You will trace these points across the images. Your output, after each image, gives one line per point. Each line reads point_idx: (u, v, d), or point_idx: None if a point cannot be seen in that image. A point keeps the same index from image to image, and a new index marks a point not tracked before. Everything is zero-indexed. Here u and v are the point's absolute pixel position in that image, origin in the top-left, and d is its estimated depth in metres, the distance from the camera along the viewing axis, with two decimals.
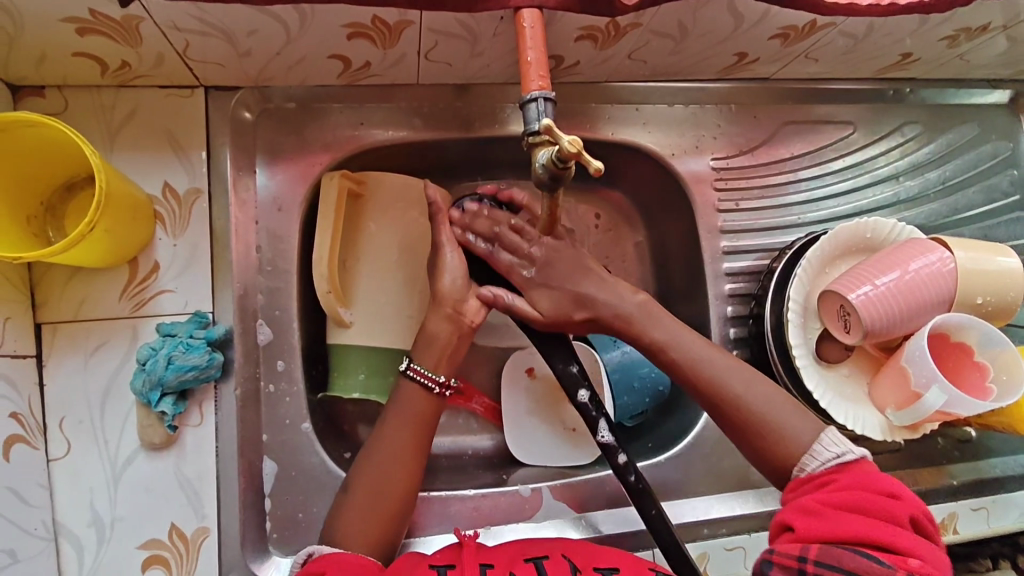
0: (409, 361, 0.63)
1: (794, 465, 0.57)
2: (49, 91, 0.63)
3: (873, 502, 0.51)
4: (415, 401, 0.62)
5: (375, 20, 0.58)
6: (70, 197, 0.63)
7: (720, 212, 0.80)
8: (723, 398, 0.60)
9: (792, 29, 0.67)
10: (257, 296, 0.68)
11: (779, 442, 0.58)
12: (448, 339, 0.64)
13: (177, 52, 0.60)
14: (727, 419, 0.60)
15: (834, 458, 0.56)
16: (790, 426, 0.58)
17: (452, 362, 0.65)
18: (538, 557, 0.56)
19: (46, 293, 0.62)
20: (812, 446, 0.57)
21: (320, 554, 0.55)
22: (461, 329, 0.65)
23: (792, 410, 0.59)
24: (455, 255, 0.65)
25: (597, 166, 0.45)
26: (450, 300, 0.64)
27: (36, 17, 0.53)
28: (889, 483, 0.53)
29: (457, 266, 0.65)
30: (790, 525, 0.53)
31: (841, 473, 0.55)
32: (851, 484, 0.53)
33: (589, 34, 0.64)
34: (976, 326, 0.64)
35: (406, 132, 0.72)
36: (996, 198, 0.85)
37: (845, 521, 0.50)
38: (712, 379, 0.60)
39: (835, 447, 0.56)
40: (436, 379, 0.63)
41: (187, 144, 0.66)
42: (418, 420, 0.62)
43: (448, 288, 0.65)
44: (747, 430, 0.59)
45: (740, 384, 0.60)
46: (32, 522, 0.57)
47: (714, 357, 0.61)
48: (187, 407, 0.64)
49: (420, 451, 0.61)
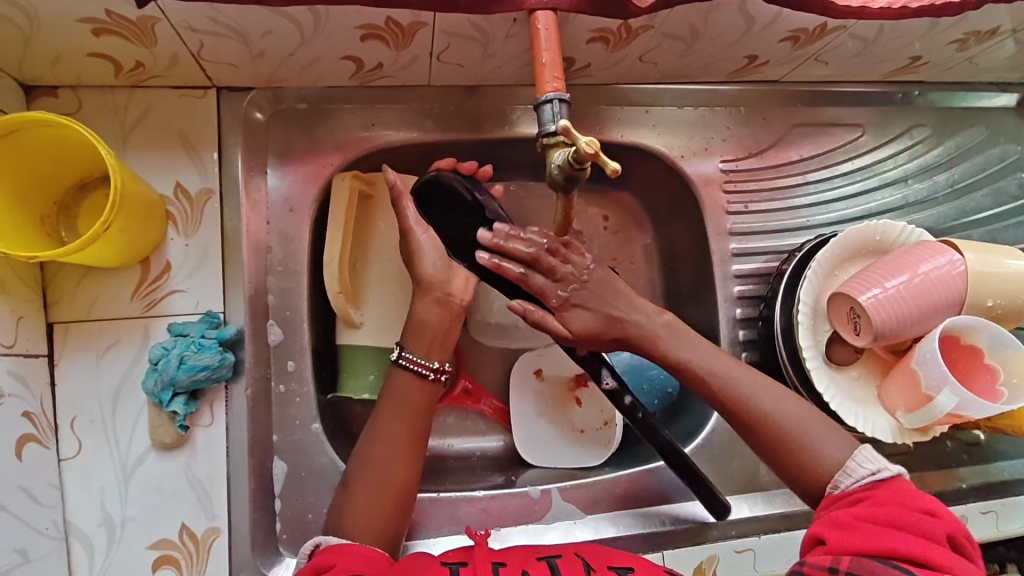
0: (401, 350, 0.63)
1: (828, 482, 0.58)
2: (62, 92, 0.63)
3: (906, 518, 0.51)
4: (409, 391, 0.62)
5: (389, 22, 0.58)
6: (83, 196, 0.63)
7: (729, 214, 0.80)
8: (758, 419, 0.60)
9: (802, 32, 0.67)
10: (269, 296, 0.68)
11: (813, 463, 0.58)
12: (438, 325, 0.64)
13: (191, 52, 0.60)
14: (757, 440, 0.60)
15: (868, 475, 0.56)
16: (820, 443, 0.59)
17: (445, 348, 0.64)
18: (551, 556, 0.56)
19: (58, 292, 0.62)
20: (845, 464, 0.57)
21: (328, 544, 0.55)
22: (451, 312, 0.65)
23: (819, 427, 0.59)
24: (429, 238, 0.65)
25: (615, 166, 0.45)
26: (438, 285, 0.65)
27: (53, 19, 0.53)
28: (924, 500, 0.53)
29: (433, 247, 0.65)
30: (822, 538, 0.53)
31: (875, 489, 0.55)
32: (886, 500, 0.53)
33: (601, 36, 0.64)
34: (985, 328, 0.64)
35: (417, 133, 0.72)
36: (1004, 201, 0.85)
37: (878, 535, 0.50)
38: (742, 401, 0.60)
39: (870, 464, 0.56)
40: (430, 365, 0.63)
41: (199, 145, 0.66)
42: (413, 413, 0.62)
43: (430, 271, 0.65)
44: (777, 449, 0.59)
45: (769, 402, 0.60)
46: (44, 522, 0.57)
47: (745, 375, 0.61)
48: (198, 407, 0.64)
49: (418, 442, 0.61)
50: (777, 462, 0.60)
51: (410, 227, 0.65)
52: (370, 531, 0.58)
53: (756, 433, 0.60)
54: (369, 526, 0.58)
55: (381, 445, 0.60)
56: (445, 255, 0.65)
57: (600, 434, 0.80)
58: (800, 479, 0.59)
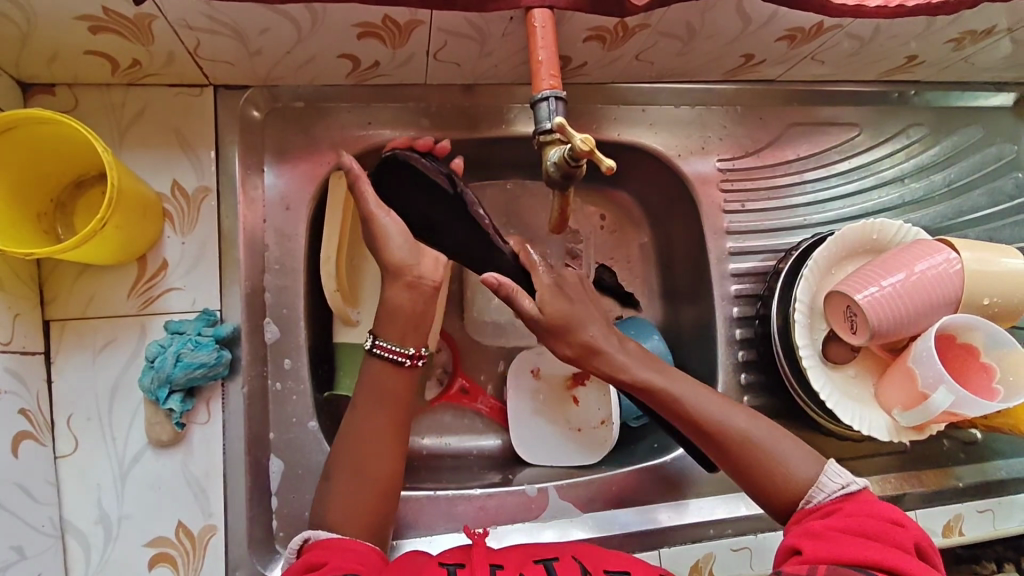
0: (375, 338, 0.62)
1: (800, 498, 0.58)
2: (59, 89, 0.64)
3: (876, 528, 0.52)
4: (387, 380, 0.61)
5: (386, 20, 0.58)
6: (79, 194, 0.63)
7: (726, 213, 0.80)
8: (731, 438, 0.60)
9: (799, 31, 0.68)
10: (265, 294, 0.68)
11: (787, 479, 0.59)
12: (411, 309, 0.62)
13: (188, 50, 0.60)
14: (730, 459, 0.60)
15: (839, 488, 0.57)
16: (793, 459, 0.59)
17: (420, 333, 0.63)
18: (548, 559, 0.56)
19: (54, 290, 0.62)
20: (816, 479, 0.58)
21: (318, 539, 0.56)
22: (422, 296, 0.62)
23: (789, 444, 0.60)
24: (391, 219, 0.62)
25: (610, 164, 0.47)
26: (408, 270, 0.62)
27: (50, 17, 0.53)
28: (890, 512, 0.55)
29: (398, 230, 0.62)
30: (797, 548, 0.53)
31: (846, 503, 0.56)
32: (857, 511, 0.54)
33: (598, 35, 0.64)
34: (981, 326, 0.64)
35: (413, 132, 0.72)
36: (1000, 200, 0.85)
37: (852, 544, 0.51)
38: (716, 421, 0.60)
39: (839, 478, 0.58)
40: (405, 352, 0.62)
41: (196, 143, 0.66)
42: (395, 402, 0.61)
43: (397, 255, 0.62)
44: (751, 467, 0.59)
45: (741, 423, 0.60)
46: (40, 519, 0.57)
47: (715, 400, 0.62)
48: (195, 404, 0.64)
49: (400, 432, 0.61)
50: (750, 481, 0.60)
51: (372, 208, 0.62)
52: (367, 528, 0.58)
53: (731, 452, 0.60)
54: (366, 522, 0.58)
55: (376, 443, 0.60)
56: (409, 237, 0.62)
57: (596, 433, 0.79)
58: (774, 497, 0.59)
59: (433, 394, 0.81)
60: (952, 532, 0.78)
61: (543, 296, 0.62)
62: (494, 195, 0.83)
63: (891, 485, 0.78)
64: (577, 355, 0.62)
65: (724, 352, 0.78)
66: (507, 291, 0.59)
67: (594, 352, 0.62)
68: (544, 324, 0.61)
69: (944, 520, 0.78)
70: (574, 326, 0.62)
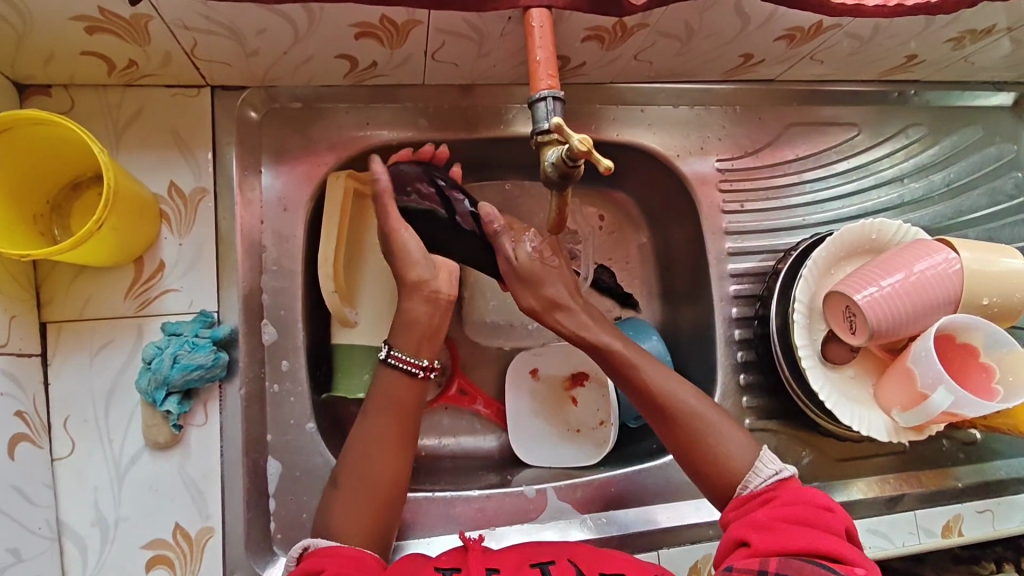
0: (390, 348, 0.62)
1: (738, 483, 0.59)
2: (55, 90, 0.63)
3: (813, 516, 0.53)
4: (395, 389, 0.61)
5: (383, 20, 0.58)
6: (75, 195, 0.62)
7: (725, 213, 0.80)
8: (679, 414, 0.61)
9: (798, 31, 0.67)
10: (263, 295, 0.68)
11: (727, 462, 0.59)
12: (428, 321, 0.63)
13: (185, 50, 0.59)
14: (675, 436, 0.61)
15: (773, 474, 0.58)
16: (735, 444, 0.60)
17: (434, 344, 0.64)
18: (544, 562, 0.56)
19: (51, 292, 0.62)
20: (754, 465, 0.59)
21: (317, 547, 0.55)
22: (440, 309, 0.64)
23: (736, 432, 0.61)
24: (411, 235, 0.63)
25: (608, 164, 0.47)
26: (426, 284, 0.63)
27: (46, 17, 0.53)
28: (821, 497, 0.56)
29: (416, 245, 0.63)
30: (744, 540, 0.53)
31: (780, 490, 0.56)
32: (793, 500, 0.55)
33: (596, 34, 0.64)
34: (981, 327, 0.64)
35: (412, 132, 0.72)
36: (1000, 200, 0.85)
37: (796, 534, 0.52)
38: (665, 394, 0.61)
39: (773, 464, 0.58)
40: (420, 364, 0.62)
41: (193, 144, 0.66)
42: (400, 410, 0.61)
43: (416, 270, 0.63)
44: (692, 445, 0.60)
45: (696, 403, 0.61)
46: (36, 522, 0.57)
47: (672, 377, 0.62)
48: (192, 406, 0.64)
49: (401, 439, 0.61)
50: (691, 460, 0.60)
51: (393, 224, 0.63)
52: (366, 528, 0.58)
53: (677, 428, 0.60)
54: (364, 523, 0.58)
55: (374, 444, 0.60)
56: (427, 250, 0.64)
57: (596, 434, 0.79)
58: (713, 478, 0.59)
59: (433, 395, 0.80)
60: (952, 532, 0.78)
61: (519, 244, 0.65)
62: (493, 196, 0.83)
63: (890, 486, 0.78)
64: (546, 308, 0.64)
65: (723, 352, 0.78)
66: (496, 225, 0.64)
67: (561, 308, 0.64)
68: (517, 270, 0.64)
69: (944, 520, 0.78)
70: (544, 278, 0.64)
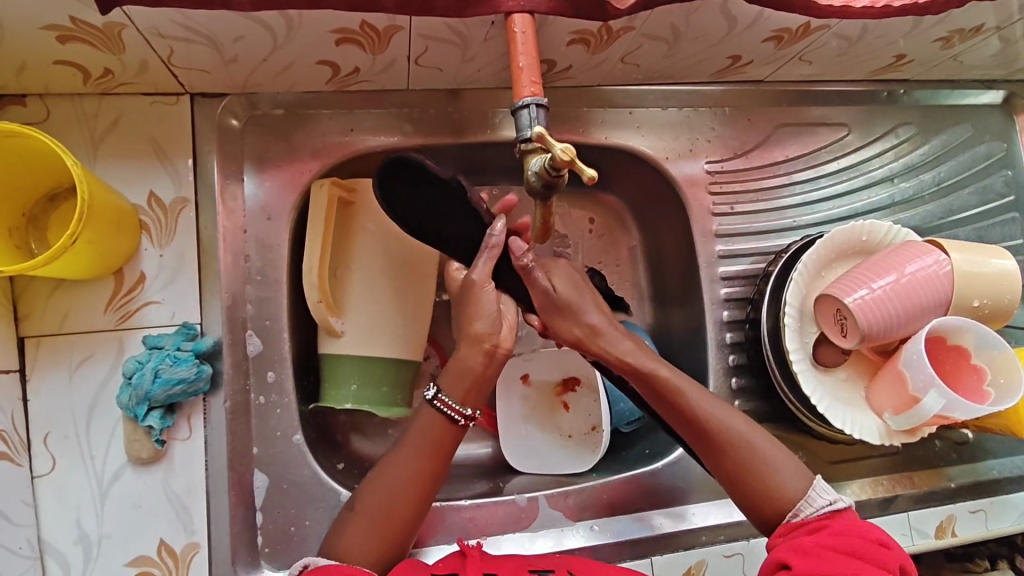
0: (436, 391, 0.59)
1: (788, 511, 0.58)
2: (30, 100, 0.62)
3: (867, 550, 0.53)
4: (431, 430, 0.59)
5: (364, 26, 0.57)
6: (53, 207, 0.61)
7: (715, 216, 0.79)
8: (727, 439, 0.60)
9: (786, 32, 0.67)
10: (247, 306, 0.67)
11: (778, 489, 0.58)
12: (482, 374, 0.60)
13: (162, 58, 0.58)
14: (727, 467, 0.60)
15: (827, 505, 0.57)
16: (784, 469, 0.59)
17: (480, 395, 0.60)
18: (544, 570, 0.56)
19: (29, 306, 0.61)
20: (806, 493, 0.58)
21: (316, 565, 0.54)
22: (496, 362, 0.60)
23: (785, 457, 0.60)
24: (493, 296, 0.59)
25: (591, 174, 0.46)
26: (488, 339, 0.59)
27: (15, 28, 0.51)
28: (877, 532, 0.55)
29: (494, 304, 0.59)
30: (785, 562, 0.53)
31: (832, 520, 0.56)
32: (845, 530, 0.54)
33: (582, 38, 0.63)
34: (972, 328, 0.64)
35: (397, 138, 0.71)
36: (991, 199, 0.85)
37: (844, 565, 0.51)
38: (717, 423, 0.60)
39: (827, 495, 0.58)
40: (463, 412, 0.59)
41: (173, 153, 0.65)
42: (435, 452, 0.59)
43: (480, 324, 0.59)
44: (745, 474, 0.59)
45: (741, 426, 0.61)
46: (17, 541, 0.56)
47: (715, 402, 0.62)
48: (175, 420, 0.63)
49: (435, 463, 0.59)
50: (742, 486, 0.59)
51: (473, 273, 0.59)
52: (382, 545, 0.57)
53: (723, 454, 0.60)
54: (366, 546, 0.56)
55: (390, 476, 0.58)
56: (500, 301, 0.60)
57: (588, 439, 0.79)
58: (761, 504, 0.59)
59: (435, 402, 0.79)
60: (945, 532, 0.78)
61: (552, 275, 0.63)
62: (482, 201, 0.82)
63: (883, 487, 0.78)
64: (585, 336, 0.63)
65: (714, 356, 0.77)
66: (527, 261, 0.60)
67: (598, 335, 0.63)
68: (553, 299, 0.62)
69: (937, 521, 0.77)
70: (581, 306, 0.62)
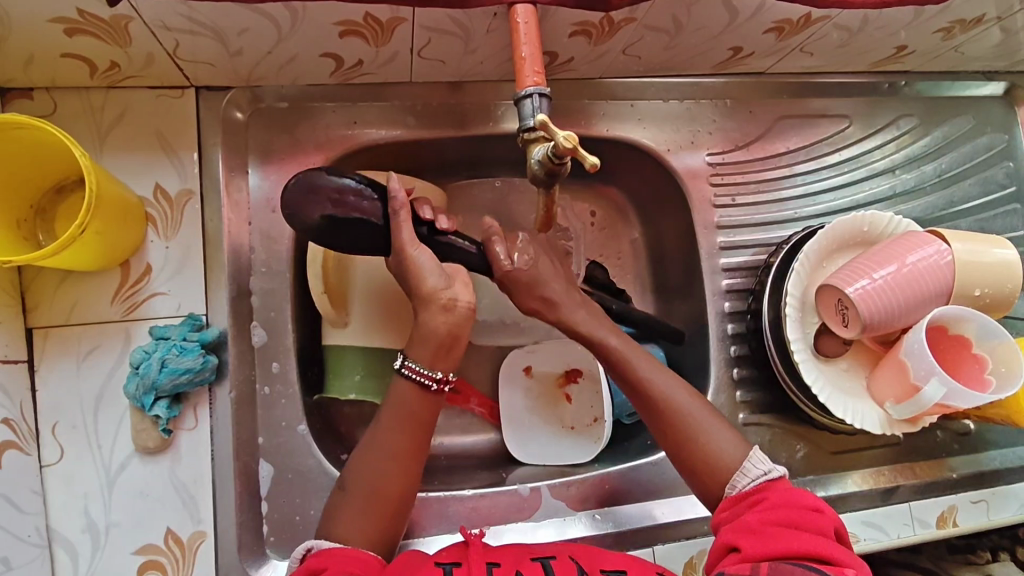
0: (403, 359, 0.60)
1: (727, 483, 0.59)
2: (37, 93, 0.63)
3: (804, 518, 0.54)
4: (410, 403, 0.59)
5: (367, 18, 0.57)
6: (60, 199, 0.62)
7: (716, 208, 0.79)
8: (665, 410, 0.62)
9: (787, 23, 0.67)
10: (252, 298, 0.67)
11: (716, 460, 0.60)
12: (447, 332, 0.59)
13: (167, 51, 0.59)
14: (667, 435, 0.62)
15: (763, 475, 0.58)
16: (722, 441, 0.61)
17: (450, 358, 0.60)
18: (544, 556, 0.56)
19: (37, 297, 0.62)
20: (743, 464, 0.59)
21: (320, 548, 0.55)
22: (459, 317, 0.59)
23: (722, 427, 0.62)
24: (424, 253, 0.58)
25: (593, 161, 0.46)
26: (441, 294, 0.58)
27: (25, 20, 0.52)
28: (810, 498, 0.56)
29: (431, 261, 0.58)
30: (734, 545, 0.53)
31: (769, 491, 0.57)
32: (782, 501, 0.55)
33: (583, 29, 0.63)
34: (973, 318, 0.64)
35: (400, 131, 0.72)
36: (992, 190, 0.85)
37: (787, 538, 0.52)
38: (658, 394, 0.62)
39: (763, 464, 0.59)
40: (433, 376, 0.59)
41: (178, 146, 0.65)
42: (416, 423, 0.59)
43: (429, 282, 0.58)
44: (684, 445, 0.61)
45: (678, 397, 0.62)
46: (26, 529, 0.57)
47: (657, 368, 0.64)
48: (182, 410, 0.63)
49: (423, 430, 0.60)
50: (682, 456, 0.61)
51: (400, 244, 0.57)
52: (378, 528, 0.57)
53: (666, 424, 0.62)
54: (367, 529, 0.57)
55: (377, 456, 0.58)
56: (442, 266, 0.59)
57: (590, 431, 0.79)
58: (701, 474, 0.60)
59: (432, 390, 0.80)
60: (947, 522, 0.77)
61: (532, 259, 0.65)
62: (484, 194, 0.82)
63: (885, 478, 0.78)
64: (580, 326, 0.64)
65: (716, 347, 0.78)
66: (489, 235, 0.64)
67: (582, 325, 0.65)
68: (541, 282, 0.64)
69: (938, 511, 0.78)
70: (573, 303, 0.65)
